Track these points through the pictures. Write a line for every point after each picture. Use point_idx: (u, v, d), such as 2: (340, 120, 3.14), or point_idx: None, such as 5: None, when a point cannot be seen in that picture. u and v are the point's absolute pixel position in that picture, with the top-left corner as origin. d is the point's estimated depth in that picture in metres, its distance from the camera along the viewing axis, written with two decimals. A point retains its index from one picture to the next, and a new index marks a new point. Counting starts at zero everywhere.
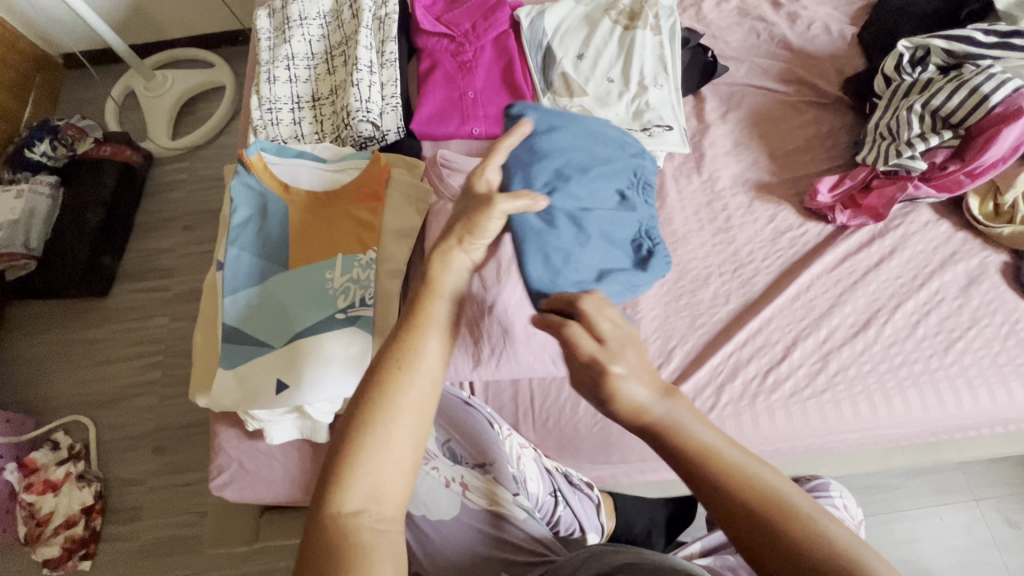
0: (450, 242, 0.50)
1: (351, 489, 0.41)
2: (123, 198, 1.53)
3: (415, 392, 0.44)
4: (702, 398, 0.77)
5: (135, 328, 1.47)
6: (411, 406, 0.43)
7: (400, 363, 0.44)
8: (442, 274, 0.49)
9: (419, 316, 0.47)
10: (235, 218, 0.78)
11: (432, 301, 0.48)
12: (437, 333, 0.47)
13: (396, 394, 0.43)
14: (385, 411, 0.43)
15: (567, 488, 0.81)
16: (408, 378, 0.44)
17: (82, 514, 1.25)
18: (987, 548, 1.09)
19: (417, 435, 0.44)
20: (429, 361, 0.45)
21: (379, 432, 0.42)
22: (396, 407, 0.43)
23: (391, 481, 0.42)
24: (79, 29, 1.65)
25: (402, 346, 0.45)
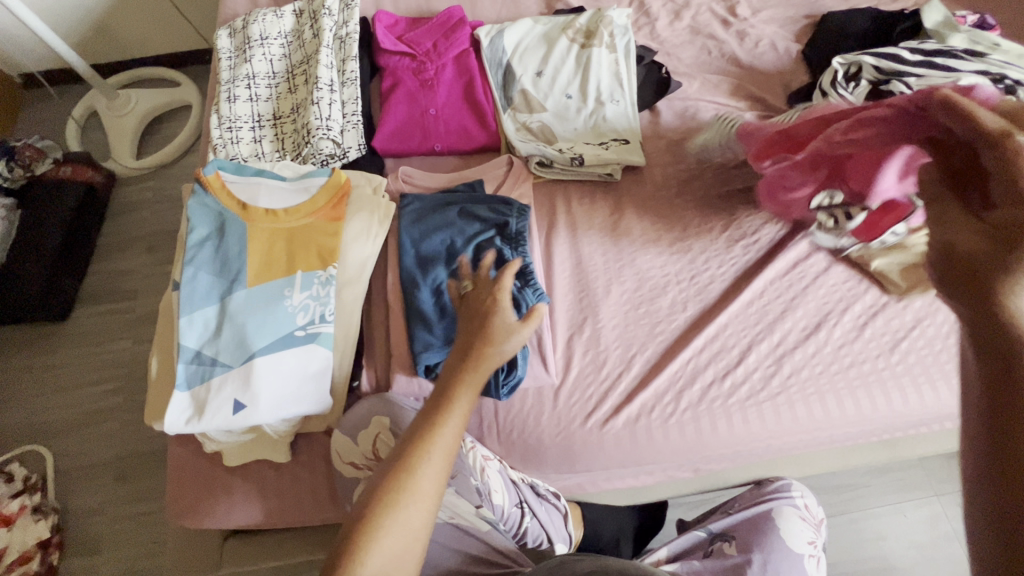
0: (475, 348, 0.57)
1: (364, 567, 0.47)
2: (83, 221, 1.50)
3: (415, 507, 0.50)
4: (662, 404, 0.79)
5: (98, 353, 1.43)
6: (421, 492, 0.51)
7: (417, 454, 0.51)
8: (455, 404, 0.54)
9: (428, 433, 0.53)
10: (191, 237, 0.77)
11: (455, 398, 0.54)
12: (438, 454, 0.52)
13: (398, 510, 0.50)
14: (402, 497, 0.50)
15: (533, 499, 0.81)
16: (422, 475, 0.51)
17: (37, 549, 1.19)
18: (948, 542, 1.12)
19: (421, 524, 0.51)
20: (430, 481, 0.51)
21: (381, 531, 0.49)
22: (408, 497, 0.50)
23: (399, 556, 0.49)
24: (38, 49, 1.62)
25: (420, 439, 0.52)
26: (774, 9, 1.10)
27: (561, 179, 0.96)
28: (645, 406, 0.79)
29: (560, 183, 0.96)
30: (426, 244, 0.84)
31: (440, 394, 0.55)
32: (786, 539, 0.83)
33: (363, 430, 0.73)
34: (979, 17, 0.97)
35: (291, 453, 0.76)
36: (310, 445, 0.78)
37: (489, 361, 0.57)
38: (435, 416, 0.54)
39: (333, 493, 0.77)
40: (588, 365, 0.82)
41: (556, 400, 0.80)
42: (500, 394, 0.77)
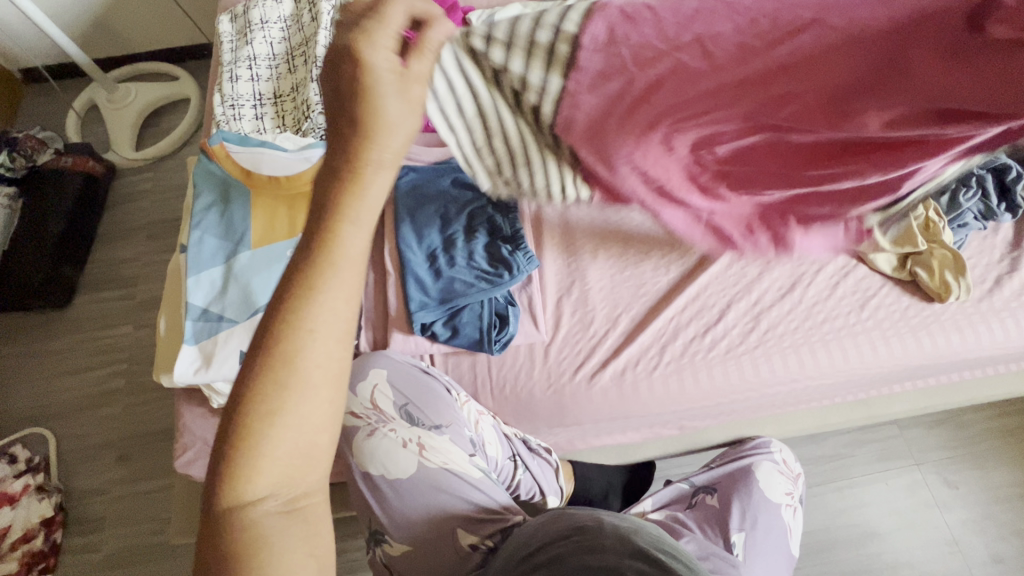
0: (353, 153, 0.39)
1: (257, 473, 0.39)
2: (84, 209, 1.53)
3: (306, 405, 0.39)
4: (647, 358, 0.83)
5: (98, 337, 1.46)
6: (308, 365, 0.39)
7: (290, 319, 0.38)
8: (333, 262, 0.39)
9: (300, 307, 0.38)
10: (198, 203, 0.82)
11: (333, 232, 0.39)
12: (323, 328, 0.39)
13: (286, 410, 0.38)
14: (283, 383, 0.38)
15: (526, 454, 0.85)
16: (302, 353, 0.38)
17: (40, 527, 1.22)
18: (927, 508, 1.16)
19: (326, 407, 0.40)
20: (316, 366, 0.39)
21: (266, 435, 0.38)
22: (292, 375, 0.38)
23: (307, 444, 0.40)
24: (40, 44, 1.66)
25: (290, 300, 0.39)
26: None
27: None
28: (630, 360, 0.83)
29: None
30: (421, 211, 0.88)
31: (308, 261, 0.39)
32: (765, 492, 0.87)
33: (360, 381, 0.80)
34: None
35: None
36: None
37: (371, 175, 0.39)
38: (308, 282, 0.39)
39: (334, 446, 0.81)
40: (576, 324, 0.86)
41: (546, 356, 0.84)
42: (493, 349, 0.82)
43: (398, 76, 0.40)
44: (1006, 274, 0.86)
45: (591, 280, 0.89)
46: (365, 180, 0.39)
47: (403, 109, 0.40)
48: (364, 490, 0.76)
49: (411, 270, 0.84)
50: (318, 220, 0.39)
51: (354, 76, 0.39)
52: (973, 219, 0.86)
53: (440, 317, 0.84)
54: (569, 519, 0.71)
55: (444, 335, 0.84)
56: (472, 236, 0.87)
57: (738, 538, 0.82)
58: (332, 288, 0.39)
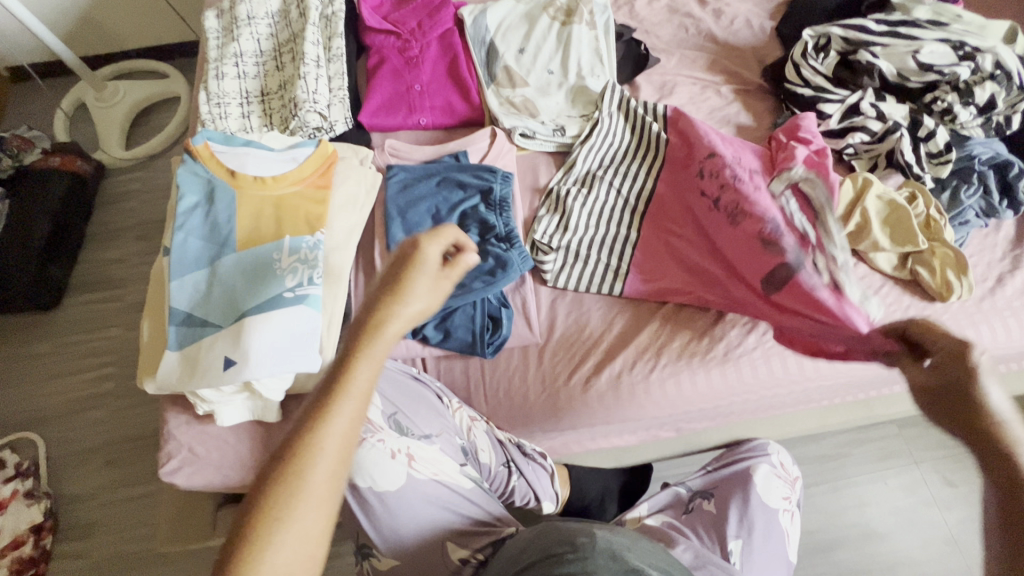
0: (388, 299, 0.50)
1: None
2: (72, 208, 1.50)
3: (309, 517, 0.42)
4: (643, 360, 0.82)
5: (87, 340, 1.43)
6: (318, 477, 0.43)
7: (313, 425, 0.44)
8: (352, 389, 0.46)
9: (319, 426, 0.44)
10: (182, 204, 0.79)
11: (359, 356, 0.47)
12: (334, 445, 0.44)
13: (286, 521, 0.42)
14: (291, 488, 0.42)
15: (520, 459, 0.83)
16: (315, 462, 0.43)
17: (30, 533, 1.19)
18: (927, 507, 1.15)
19: (319, 523, 0.43)
20: (322, 480, 0.43)
21: (268, 544, 0.41)
22: (303, 483, 0.42)
23: (302, 562, 0.42)
24: (25, 41, 1.63)
25: (316, 410, 0.45)
26: None
27: (543, 151, 0.97)
28: (627, 362, 0.81)
29: (542, 154, 0.97)
30: (411, 213, 0.87)
31: (331, 381, 0.46)
32: (763, 496, 0.85)
33: None
34: None
35: (281, 415, 0.78)
36: (299, 406, 0.79)
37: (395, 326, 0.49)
38: (330, 400, 0.45)
39: None
40: (572, 326, 0.84)
41: (541, 358, 0.82)
42: (486, 352, 0.80)
43: (441, 262, 0.53)
44: (1008, 272, 0.84)
45: (587, 277, 0.86)
46: (393, 316, 0.49)
47: (430, 284, 0.52)
48: (353, 505, 0.71)
49: None
50: (346, 357, 0.47)
51: (401, 261, 0.52)
52: (974, 215, 0.86)
53: (432, 320, 0.81)
54: (560, 533, 0.69)
55: (436, 338, 0.81)
56: (464, 238, 0.85)
57: (735, 545, 0.81)
58: (353, 407, 0.45)
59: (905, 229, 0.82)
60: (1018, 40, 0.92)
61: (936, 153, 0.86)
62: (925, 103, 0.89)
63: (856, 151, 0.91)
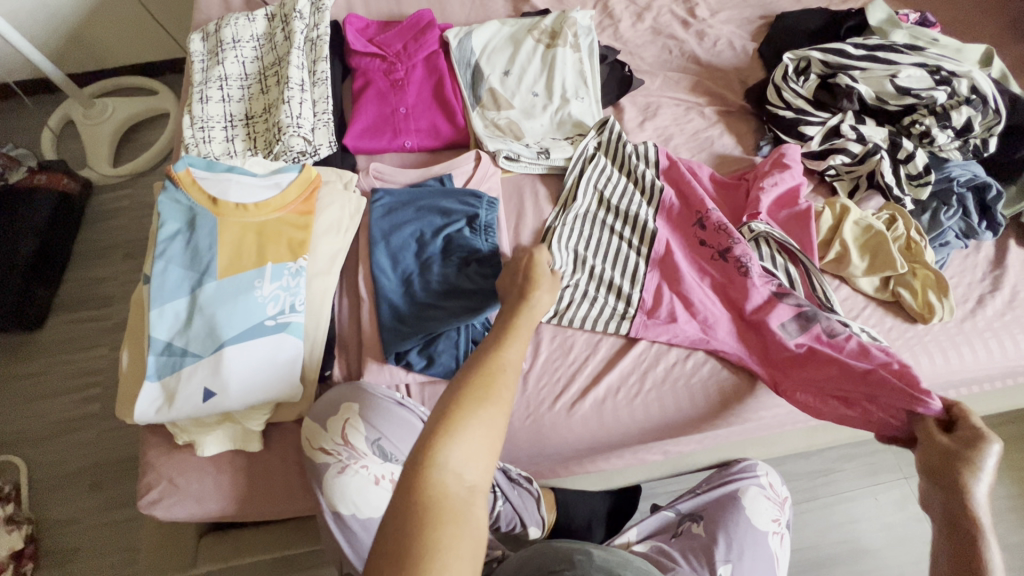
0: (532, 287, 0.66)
1: (452, 448, 0.47)
2: (58, 227, 1.48)
3: (496, 422, 0.50)
4: (628, 385, 0.81)
5: (73, 361, 1.41)
6: (508, 377, 0.53)
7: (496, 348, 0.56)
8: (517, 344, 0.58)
9: (499, 363, 0.55)
10: (163, 232, 0.79)
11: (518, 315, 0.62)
12: (513, 367, 0.55)
13: (487, 406, 0.50)
14: (488, 383, 0.51)
15: (506, 484, 0.82)
16: (503, 372, 0.53)
17: (10, 560, 1.17)
18: (918, 523, 1.14)
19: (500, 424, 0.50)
20: (509, 385, 0.53)
21: (469, 424, 0.48)
22: (503, 380, 0.53)
23: (487, 448, 0.49)
24: (12, 60, 1.62)
25: (497, 341, 0.57)
26: (732, 10, 1.14)
27: (529, 173, 0.97)
28: (612, 388, 0.81)
29: (527, 176, 0.98)
30: (395, 237, 0.86)
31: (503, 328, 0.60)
32: (751, 518, 0.85)
33: (331, 416, 0.74)
34: (920, 15, 1.03)
35: (263, 443, 0.77)
36: (282, 434, 0.79)
37: (527, 320, 0.62)
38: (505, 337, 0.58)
39: (304, 482, 0.78)
40: (556, 350, 0.84)
41: (525, 383, 0.82)
42: None
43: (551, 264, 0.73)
44: (989, 293, 0.85)
45: (574, 304, 0.85)
46: (538, 297, 0.66)
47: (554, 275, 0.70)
48: (334, 528, 0.73)
49: (385, 297, 0.82)
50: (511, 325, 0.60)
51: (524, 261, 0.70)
52: (954, 236, 0.87)
53: (416, 346, 0.80)
54: (557, 550, 0.69)
55: (419, 364, 0.80)
56: (449, 262, 0.84)
57: (725, 570, 0.80)
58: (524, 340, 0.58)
59: (884, 254, 0.83)
60: (994, 63, 0.93)
61: (915, 175, 0.87)
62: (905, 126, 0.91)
63: (837, 172, 0.92)
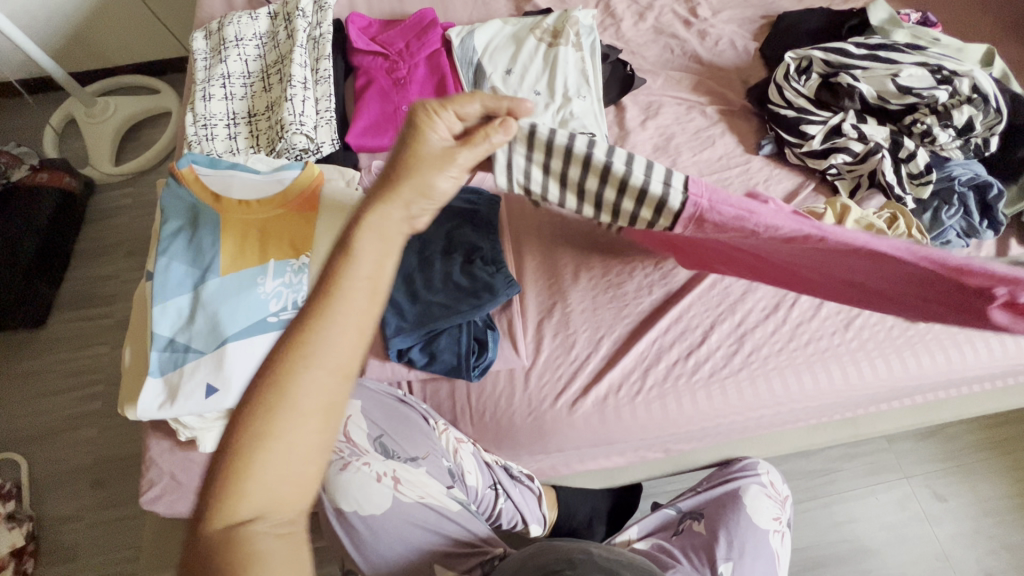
0: (387, 198, 0.49)
1: (243, 497, 0.40)
2: (60, 226, 1.49)
3: (288, 457, 0.41)
4: (629, 382, 0.81)
5: (74, 359, 1.41)
6: (323, 368, 0.42)
7: (306, 328, 0.42)
8: (319, 337, 0.42)
9: (288, 380, 0.41)
10: (166, 229, 0.79)
11: (351, 259, 0.44)
12: (327, 360, 0.42)
13: (280, 427, 0.41)
14: (279, 395, 0.41)
15: (508, 481, 0.83)
16: (308, 372, 0.42)
17: (10, 558, 1.17)
18: (918, 523, 1.14)
19: (314, 432, 0.42)
20: (315, 387, 0.42)
21: (265, 452, 0.41)
22: (308, 373, 0.42)
23: (292, 469, 0.42)
24: (15, 59, 1.63)
25: (310, 312, 0.43)
26: (733, 10, 1.15)
27: None
28: (614, 386, 0.81)
29: None
30: None
31: (318, 289, 0.43)
32: (752, 517, 0.85)
33: None
34: (921, 15, 1.03)
35: None
36: None
37: (357, 271, 0.44)
38: (318, 311, 0.42)
39: None
40: (558, 348, 0.84)
41: (527, 381, 0.81)
42: (471, 375, 0.80)
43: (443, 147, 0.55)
44: None
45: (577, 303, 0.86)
46: (386, 216, 0.48)
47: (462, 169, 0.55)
48: (337, 527, 0.74)
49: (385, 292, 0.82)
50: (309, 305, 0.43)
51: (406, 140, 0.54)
52: (954, 236, 0.88)
53: (417, 343, 0.81)
54: (558, 550, 0.70)
55: (421, 362, 0.81)
56: (450, 259, 0.84)
57: (726, 568, 0.80)
58: (355, 297, 0.43)
59: None
60: (995, 63, 0.93)
61: (917, 174, 0.87)
62: (906, 125, 0.91)
63: (839, 171, 0.93)
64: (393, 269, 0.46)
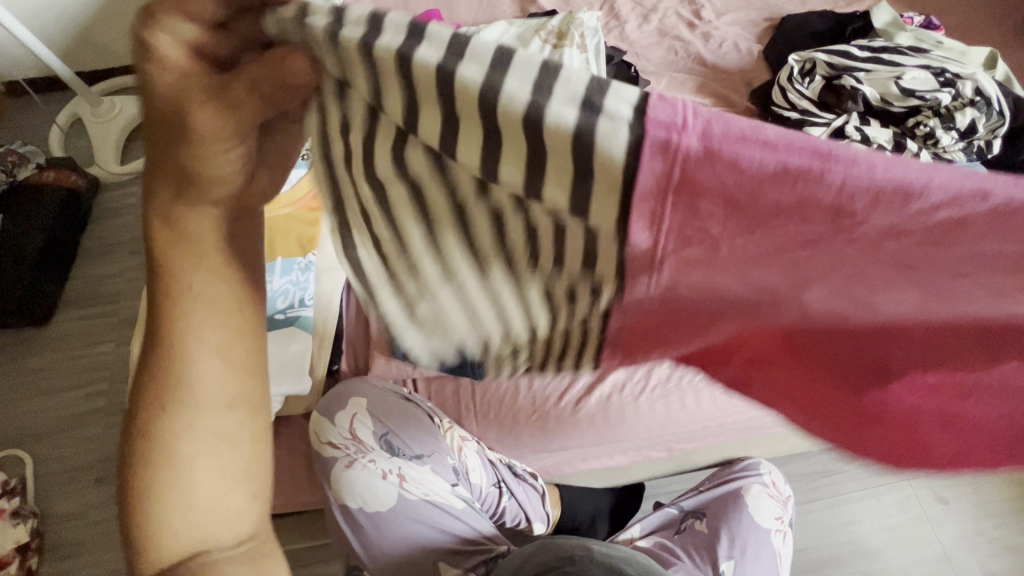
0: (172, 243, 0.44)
1: (167, 540, 0.44)
2: (66, 224, 1.49)
3: (205, 481, 0.46)
4: (634, 382, 0.81)
5: (78, 356, 1.42)
6: (199, 406, 0.46)
7: (167, 377, 0.45)
8: (190, 380, 0.45)
9: (171, 429, 0.45)
10: None
11: (181, 301, 0.45)
12: (196, 401, 0.46)
13: (174, 469, 0.45)
14: (163, 442, 0.45)
15: (511, 479, 0.83)
16: (183, 417, 0.45)
17: (15, 553, 1.15)
18: (919, 525, 1.15)
19: (219, 462, 0.46)
20: (203, 426, 0.46)
21: (171, 495, 0.45)
22: (182, 417, 0.45)
23: (208, 501, 0.46)
24: (24, 58, 1.64)
25: (162, 360, 0.45)
26: (736, 13, 1.15)
27: None
28: (619, 384, 0.81)
29: None
30: None
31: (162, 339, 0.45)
32: (755, 516, 0.85)
33: (340, 411, 0.76)
34: (924, 18, 1.04)
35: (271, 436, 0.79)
36: (290, 427, 0.80)
37: (188, 321, 0.45)
38: (171, 357, 0.45)
39: (312, 474, 0.79)
40: None
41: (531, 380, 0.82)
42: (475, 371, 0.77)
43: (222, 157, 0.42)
44: None
45: None
46: (203, 230, 0.44)
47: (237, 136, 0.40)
48: (341, 521, 0.75)
49: None
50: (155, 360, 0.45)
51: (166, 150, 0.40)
52: None
53: None
54: (560, 546, 0.70)
55: None
56: None
57: (727, 566, 0.81)
58: (194, 338, 0.45)
59: None
60: (998, 66, 0.94)
61: None
62: (909, 127, 0.91)
63: None
64: (240, 288, 0.47)
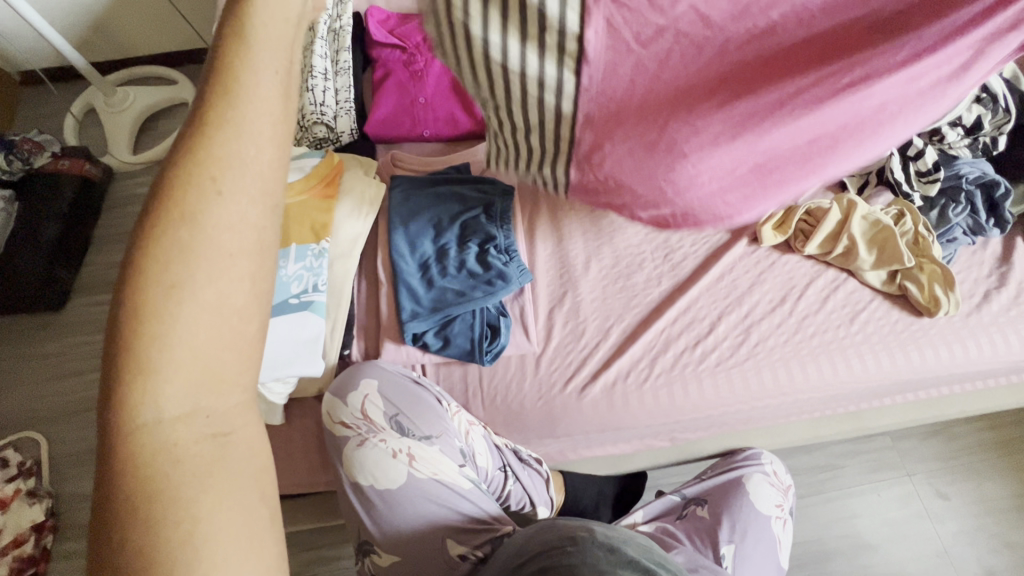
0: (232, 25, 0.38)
1: (165, 385, 0.36)
2: (81, 212, 1.52)
3: (204, 329, 0.36)
4: (637, 369, 0.84)
5: (92, 341, 1.45)
6: (239, 203, 0.37)
7: (194, 166, 0.36)
8: (227, 164, 0.37)
9: (190, 231, 0.36)
10: None
11: (231, 79, 0.38)
12: (240, 196, 0.37)
13: (183, 285, 0.36)
14: (177, 246, 0.36)
15: (517, 464, 0.85)
16: (212, 215, 0.36)
17: (30, 533, 1.21)
18: (919, 519, 1.16)
19: (246, 277, 0.38)
20: (228, 229, 0.37)
21: (177, 322, 0.35)
22: (210, 213, 0.36)
23: (216, 331, 0.37)
24: (40, 48, 1.67)
25: (195, 140, 0.37)
26: None
27: None
28: (622, 372, 0.83)
29: None
30: (413, 221, 0.88)
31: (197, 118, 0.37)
32: (755, 503, 0.87)
33: (352, 391, 0.80)
34: None
35: (285, 416, 0.82)
36: (303, 409, 0.84)
37: (237, 102, 0.38)
38: (208, 137, 0.37)
39: (322, 455, 0.82)
40: (568, 335, 0.86)
41: (537, 367, 0.84)
42: (484, 359, 0.82)
43: None
44: (995, 288, 0.87)
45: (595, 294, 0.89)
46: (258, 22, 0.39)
47: None
48: (353, 499, 0.77)
49: (403, 277, 0.84)
50: (186, 156, 0.37)
51: None
52: (962, 233, 0.89)
53: (432, 327, 0.83)
54: (559, 528, 0.72)
55: (435, 345, 0.83)
56: (464, 248, 0.87)
57: (727, 550, 0.83)
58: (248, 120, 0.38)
59: (892, 248, 0.86)
60: None
61: (925, 172, 0.87)
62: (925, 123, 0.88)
63: None
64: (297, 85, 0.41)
